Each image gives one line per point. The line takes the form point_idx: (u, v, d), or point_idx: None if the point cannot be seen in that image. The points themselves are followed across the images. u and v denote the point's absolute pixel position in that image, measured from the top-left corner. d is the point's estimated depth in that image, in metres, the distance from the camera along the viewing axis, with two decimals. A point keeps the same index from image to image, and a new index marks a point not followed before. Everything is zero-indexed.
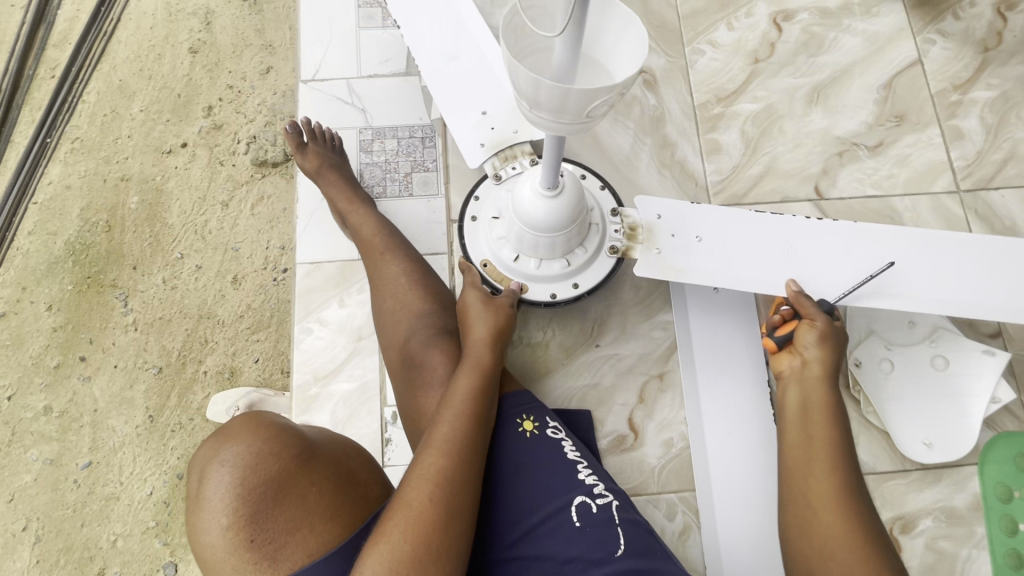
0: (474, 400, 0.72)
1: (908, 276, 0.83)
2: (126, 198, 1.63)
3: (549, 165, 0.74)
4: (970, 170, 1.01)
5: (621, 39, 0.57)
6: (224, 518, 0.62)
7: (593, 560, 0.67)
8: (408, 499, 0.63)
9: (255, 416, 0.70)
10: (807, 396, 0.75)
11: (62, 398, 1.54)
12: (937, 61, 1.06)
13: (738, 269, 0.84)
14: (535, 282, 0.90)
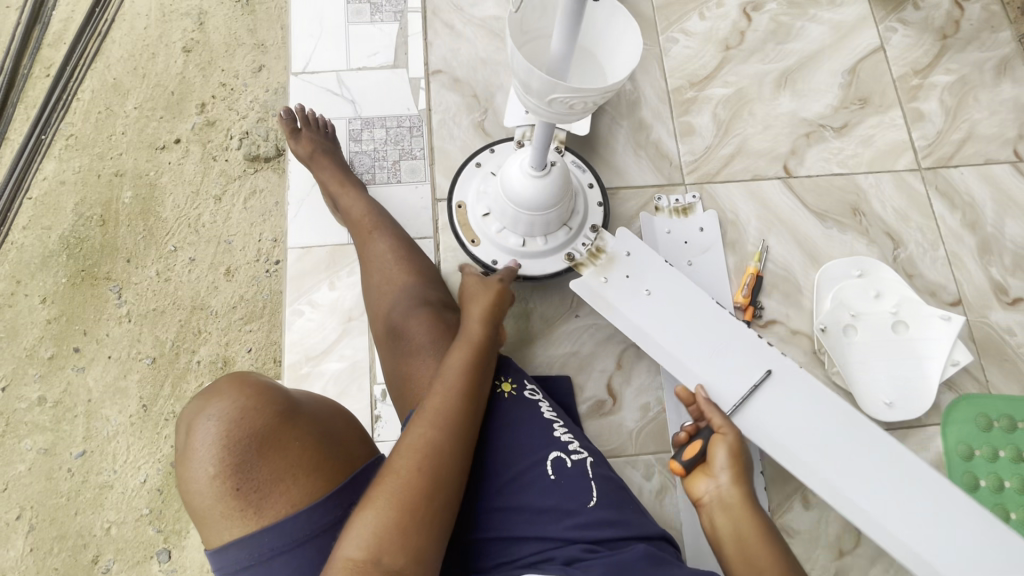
0: (467, 376, 0.73)
1: (793, 421, 0.85)
2: (120, 193, 1.66)
3: (539, 146, 0.78)
4: (931, 149, 1.06)
5: (625, 58, 0.62)
6: (212, 467, 0.65)
7: (567, 509, 0.70)
8: (396, 468, 0.65)
9: (242, 374, 0.72)
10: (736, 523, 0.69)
11: (56, 388, 1.56)
12: (899, 48, 1.12)
13: (656, 337, 0.89)
14: (488, 242, 0.94)
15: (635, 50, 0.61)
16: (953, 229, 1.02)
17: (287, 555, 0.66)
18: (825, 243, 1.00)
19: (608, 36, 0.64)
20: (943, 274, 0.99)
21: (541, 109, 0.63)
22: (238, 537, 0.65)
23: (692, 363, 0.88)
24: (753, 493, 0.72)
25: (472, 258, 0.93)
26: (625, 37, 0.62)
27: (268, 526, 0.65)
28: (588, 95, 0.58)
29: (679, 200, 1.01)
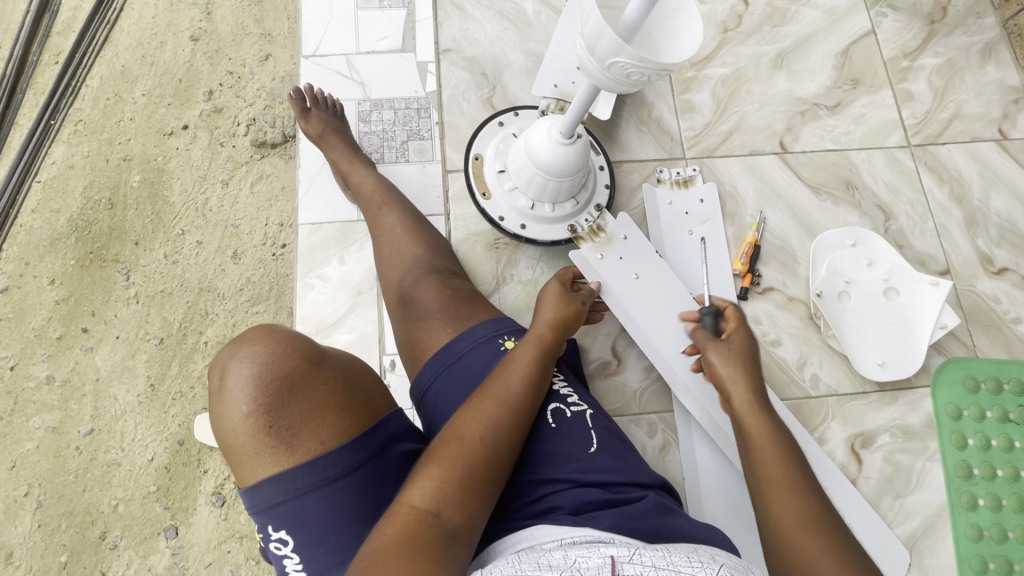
0: (538, 369, 0.72)
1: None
2: (128, 176, 1.64)
3: (573, 115, 0.82)
4: (920, 127, 1.11)
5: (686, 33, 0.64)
6: (246, 406, 0.60)
7: (570, 455, 0.73)
8: (461, 433, 0.65)
9: (270, 323, 0.67)
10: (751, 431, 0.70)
11: (64, 367, 1.53)
12: (889, 32, 1.16)
13: (634, 318, 0.93)
14: (498, 197, 0.97)
15: (700, 32, 0.63)
16: (941, 203, 1.07)
17: (321, 492, 0.60)
18: (819, 215, 1.04)
19: (678, 8, 0.65)
20: (931, 245, 1.04)
21: (599, 72, 0.67)
22: (271, 475, 0.59)
23: (662, 346, 0.93)
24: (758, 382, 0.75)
25: (481, 209, 0.97)
26: (690, 17, 0.64)
27: (302, 463, 0.60)
28: (647, 68, 0.62)
29: (680, 172, 1.05)
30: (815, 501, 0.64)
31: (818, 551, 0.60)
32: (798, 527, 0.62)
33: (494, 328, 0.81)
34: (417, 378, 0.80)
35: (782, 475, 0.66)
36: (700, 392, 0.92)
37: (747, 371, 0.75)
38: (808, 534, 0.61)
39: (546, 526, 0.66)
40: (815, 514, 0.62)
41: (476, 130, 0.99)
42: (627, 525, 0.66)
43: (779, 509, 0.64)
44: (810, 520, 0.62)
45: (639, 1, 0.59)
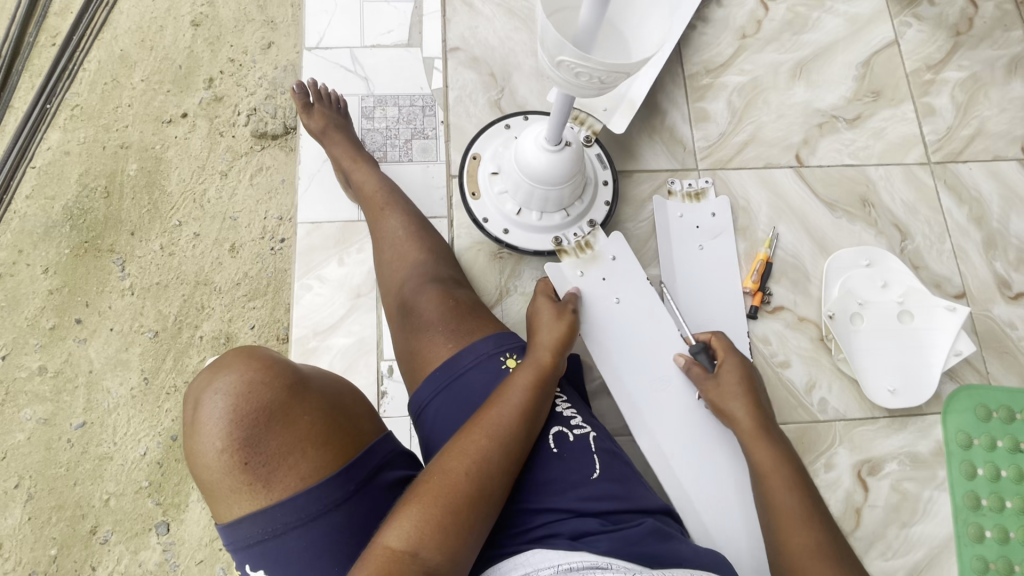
0: (529, 398, 0.70)
1: (699, 458, 0.86)
2: (125, 164, 1.60)
3: (554, 122, 0.80)
4: (941, 143, 1.07)
5: (647, 47, 0.61)
6: (219, 441, 0.58)
7: (571, 482, 0.71)
8: (444, 469, 0.63)
9: (250, 346, 0.64)
10: (754, 456, 0.74)
11: (57, 358, 1.50)
12: (913, 42, 1.12)
13: (604, 342, 0.89)
14: (486, 197, 0.96)
15: (658, 44, 0.60)
16: (959, 223, 1.03)
17: (300, 531, 0.58)
18: (834, 233, 1.01)
19: (642, 22, 0.62)
20: (948, 267, 1.01)
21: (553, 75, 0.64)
22: (248, 513, 0.57)
23: (627, 377, 0.89)
24: (762, 409, 0.78)
25: (467, 208, 0.96)
26: (652, 30, 0.61)
27: (280, 500, 0.57)
28: (593, 69, 0.59)
29: (692, 184, 1.01)
30: (820, 526, 0.66)
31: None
32: (800, 552, 0.64)
33: (496, 345, 0.78)
34: (416, 394, 0.77)
35: (789, 500, 0.68)
36: (659, 431, 0.87)
37: (748, 397, 0.78)
38: (812, 557, 0.63)
39: (542, 551, 0.64)
40: (818, 539, 0.64)
41: (477, 128, 0.97)
42: (625, 550, 0.64)
43: (784, 534, 0.66)
44: (815, 544, 0.64)
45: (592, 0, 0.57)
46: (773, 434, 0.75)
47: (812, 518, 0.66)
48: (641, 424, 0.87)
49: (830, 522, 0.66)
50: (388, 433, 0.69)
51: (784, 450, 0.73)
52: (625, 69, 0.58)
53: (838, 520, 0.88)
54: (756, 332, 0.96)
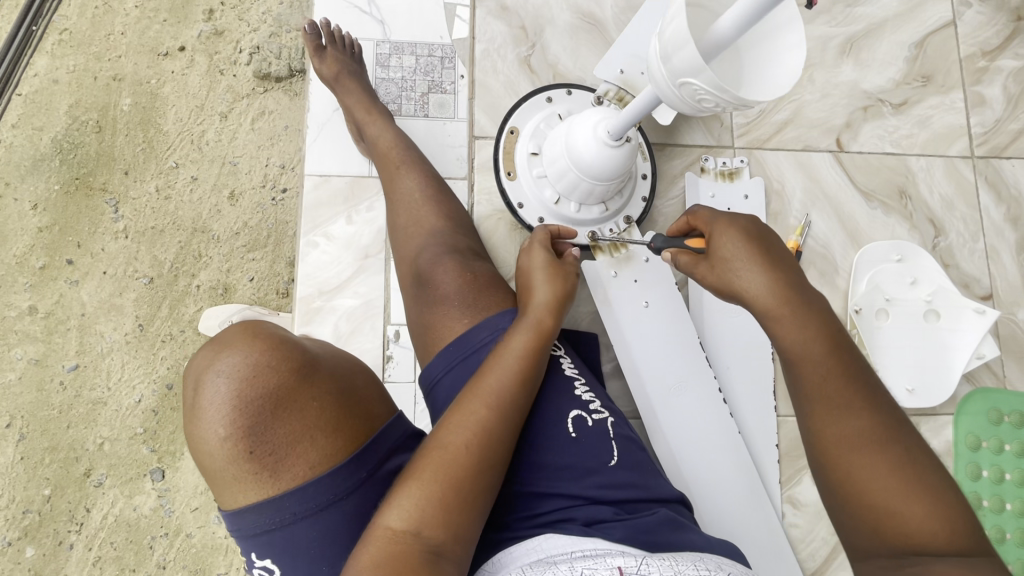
0: (529, 363, 0.67)
1: (714, 468, 0.84)
2: (118, 98, 1.50)
3: (624, 122, 0.71)
4: (986, 137, 1.02)
5: (784, 59, 0.51)
6: (223, 428, 0.54)
7: (588, 468, 0.68)
8: (444, 443, 0.60)
9: (251, 322, 0.60)
10: (782, 336, 0.59)
11: (48, 299, 1.45)
12: (971, 25, 1.05)
13: (629, 347, 0.86)
14: (522, 178, 0.89)
15: (798, 68, 0.50)
16: (995, 222, 1.00)
17: (309, 521, 0.56)
18: (867, 224, 0.98)
19: (783, 25, 0.51)
20: (978, 268, 0.98)
21: (663, 88, 0.54)
22: (253, 503, 0.55)
23: (646, 371, 0.85)
24: (778, 274, 0.60)
25: (502, 189, 0.88)
26: (792, 42, 0.50)
27: (288, 491, 0.55)
28: (725, 101, 0.49)
29: (726, 163, 0.96)
30: (875, 407, 0.56)
31: (889, 466, 0.54)
32: (863, 444, 0.55)
33: (512, 321, 0.75)
34: (427, 368, 0.75)
35: (831, 390, 0.57)
36: (677, 441, 0.84)
37: (762, 262, 0.60)
38: (873, 447, 0.55)
39: (554, 535, 0.63)
40: (878, 423, 0.56)
41: (519, 98, 0.89)
42: (637, 538, 0.62)
43: (839, 423, 0.56)
44: (874, 430, 0.55)
45: (738, 14, 0.46)
46: (800, 299, 0.59)
47: (865, 398, 0.57)
48: (659, 433, 0.84)
49: (877, 399, 0.57)
50: (396, 416, 0.66)
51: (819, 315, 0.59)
52: (757, 102, 0.49)
53: None
54: None
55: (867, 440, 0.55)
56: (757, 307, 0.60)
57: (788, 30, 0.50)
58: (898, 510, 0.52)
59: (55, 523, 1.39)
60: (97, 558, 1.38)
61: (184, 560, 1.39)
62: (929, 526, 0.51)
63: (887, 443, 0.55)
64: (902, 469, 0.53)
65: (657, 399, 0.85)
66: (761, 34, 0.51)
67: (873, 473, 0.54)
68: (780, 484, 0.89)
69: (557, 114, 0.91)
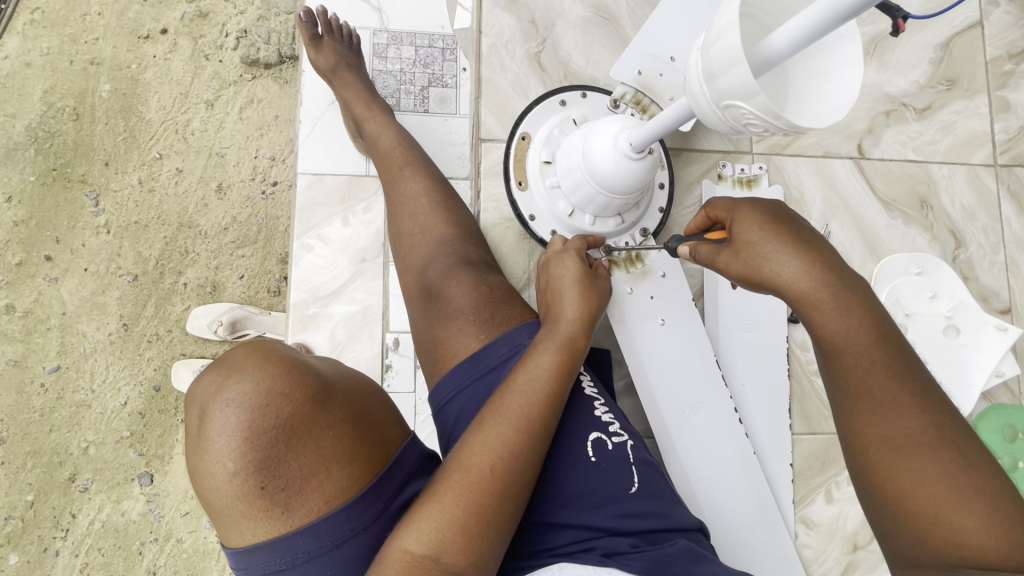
0: (557, 382, 0.63)
1: (729, 490, 0.81)
2: (97, 84, 1.41)
3: (647, 135, 0.66)
4: (1010, 144, 0.99)
5: (839, 78, 0.46)
6: (231, 463, 0.49)
7: (608, 495, 0.64)
8: (468, 464, 0.56)
9: (260, 344, 0.55)
10: (821, 326, 0.54)
11: (26, 297, 1.37)
12: (998, 25, 1.01)
13: (644, 365, 0.82)
14: (534, 187, 0.86)
15: (857, 88, 0.45)
16: (1016, 234, 0.97)
17: (321, 560, 0.51)
18: (887, 235, 0.94)
19: (838, 39, 0.46)
20: (997, 281, 0.95)
21: (704, 108, 0.49)
22: (262, 542, 0.50)
23: (662, 388, 0.82)
24: (812, 256, 0.54)
25: (513, 201, 0.86)
26: (849, 59, 0.46)
27: (301, 529, 0.50)
28: (775, 128, 0.45)
29: (744, 169, 0.92)
30: (924, 405, 0.52)
31: (936, 471, 0.49)
32: (908, 445, 0.51)
33: (531, 336, 0.71)
34: (439, 386, 0.70)
35: (875, 385, 0.53)
36: (692, 463, 0.81)
37: (794, 245, 0.54)
38: (919, 449, 0.50)
39: (569, 566, 0.60)
40: (925, 423, 0.51)
41: (532, 102, 0.85)
42: (658, 570, 0.59)
43: (881, 423, 0.52)
44: (921, 431, 0.51)
45: (795, 31, 0.41)
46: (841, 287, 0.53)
47: (912, 395, 0.52)
48: (674, 456, 0.81)
49: (927, 394, 0.52)
50: (411, 438, 0.61)
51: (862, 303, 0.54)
52: (812, 126, 0.45)
53: (854, 532, 0.88)
54: (794, 336, 0.92)
55: (913, 442, 0.51)
56: (791, 298, 0.55)
57: (844, 46, 0.46)
58: (948, 518, 0.48)
59: (39, 529, 1.34)
60: (84, 565, 1.34)
61: (174, 566, 1.35)
62: (984, 537, 0.47)
63: (937, 443, 0.50)
64: (952, 474, 0.49)
65: (674, 418, 0.82)
66: (813, 50, 0.47)
67: (924, 478, 0.50)
68: (794, 504, 0.87)
69: (572, 118, 0.87)
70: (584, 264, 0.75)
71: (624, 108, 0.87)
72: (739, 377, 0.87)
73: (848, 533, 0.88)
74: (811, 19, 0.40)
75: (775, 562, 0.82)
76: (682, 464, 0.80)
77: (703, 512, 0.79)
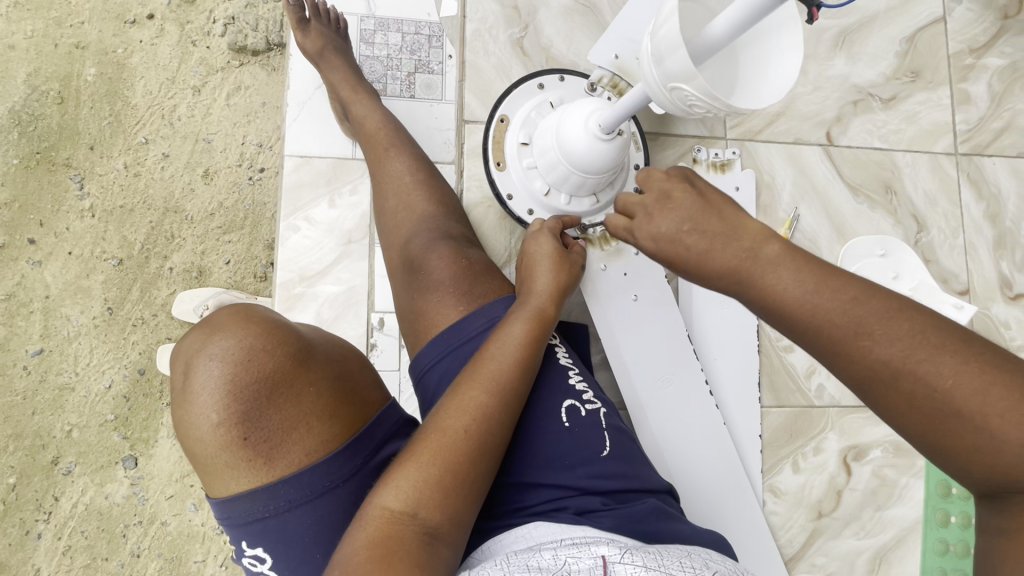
0: (529, 350, 0.66)
1: (700, 459, 0.85)
2: (82, 68, 1.41)
3: (615, 115, 0.69)
4: (970, 135, 1.04)
5: (778, 64, 0.50)
6: (215, 415, 0.51)
7: (580, 458, 0.67)
8: (444, 427, 0.59)
9: (244, 306, 0.58)
10: (767, 287, 0.51)
11: (9, 280, 1.37)
12: (960, 21, 1.06)
13: (617, 341, 0.85)
14: (511, 169, 0.88)
15: (792, 75, 0.49)
16: (975, 219, 1.02)
17: (304, 510, 0.54)
18: (853, 218, 0.99)
19: (779, 25, 0.50)
20: (957, 264, 1.00)
21: (654, 91, 0.52)
22: (246, 492, 0.52)
23: (634, 361, 0.85)
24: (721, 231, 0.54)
25: (492, 181, 0.89)
26: (789, 45, 0.50)
27: (283, 479, 0.52)
28: (717, 110, 0.48)
29: (718, 154, 0.96)
30: (873, 333, 0.46)
31: (918, 398, 0.45)
32: (877, 384, 0.46)
33: (507, 308, 0.73)
34: (418, 356, 0.73)
35: (840, 328, 0.47)
36: (664, 434, 0.84)
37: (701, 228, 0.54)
38: (901, 379, 0.45)
39: (543, 524, 0.63)
40: (888, 349, 0.46)
41: (510, 86, 0.88)
42: (627, 527, 0.62)
43: (842, 368, 0.48)
44: (883, 364, 0.46)
45: (734, 19, 0.44)
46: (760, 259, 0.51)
47: (856, 330, 0.47)
48: (647, 428, 0.84)
49: (890, 313, 0.46)
50: (391, 402, 0.63)
51: (781, 258, 0.51)
52: (751, 108, 0.48)
53: (819, 500, 0.92)
54: None
55: (881, 378, 0.46)
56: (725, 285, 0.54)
57: (784, 34, 0.50)
58: (950, 442, 0.44)
59: (21, 512, 1.34)
60: (67, 547, 1.34)
61: (159, 549, 1.35)
62: (996, 443, 0.42)
63: (926, 364, 0.44)
64: (936, 392, 0.44)
65: (645, 389, 0.85)
66: (755, 38, 0.50)
67: (923, 410, 0.45)
68: (762, 473, 0.91)
69: (549, 101, 0.90)
70: (558, 242, 0.78)
71: (601, 92, 0.89)
72: (709, 350, 0.91)
73: (814, 501, 0.92)
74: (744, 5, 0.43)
75: (741, 528, 0.86)
76: (653, 432, 0.84)
77: (674, 478, 0.82)
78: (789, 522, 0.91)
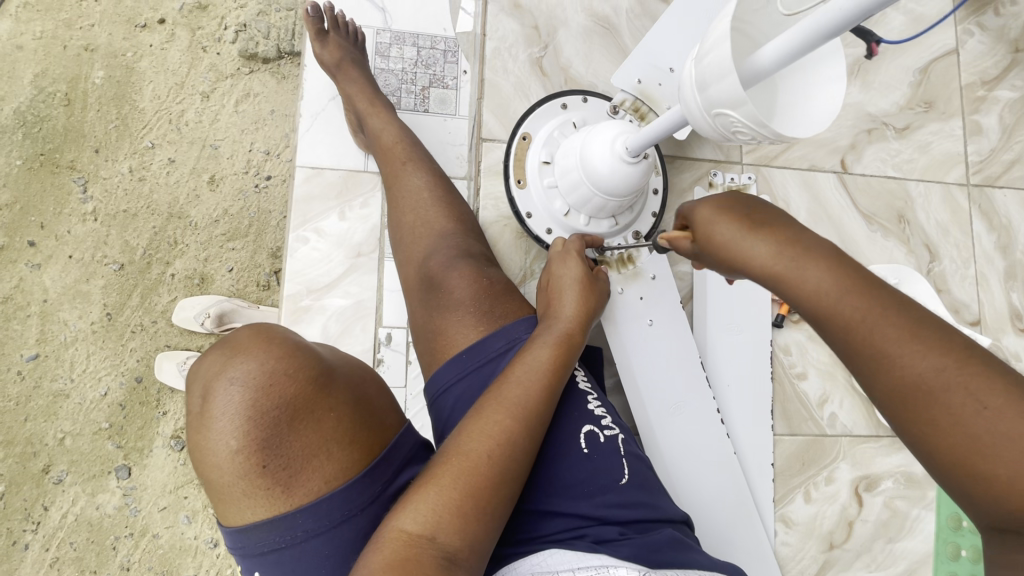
0: (551, 375, 0.65)
1: (712, 485, 0.84)
2: (90, 71, 1.40)
3: (644, 138, 0.69)
4: (982, 166, 1.04)
5: (823, 94, 0.50)
6: (234, 440, 0.50)
7: (598, 486, 0.66)
8: (465, 450, 0.57)
9: (264, 326, 0.56)
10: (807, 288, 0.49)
11: (6, 283, 1.35)
12: (972, 54, 1.07)
13: (632, 364, 0.84)
14: (531, 186, 0.88)
15: (839, 102, 0.49)
16: (985, 250, 1.02)
17: (322, 538, 0.52)
18: (867, 246, 0.99)
19: (824, 56, 0.50)
20: (968, 294, 1.00)
21: (695, 115, 0.52)
22: (261, 520, 0.51)
23: (648, 385, 0.84)
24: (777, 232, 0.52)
25: (511, 197, 0.88)
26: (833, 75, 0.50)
27: (302, 508, 0.51)
28: (761, 138, 0.48)
29: (735, 178, 0.97)
30: (920, 346, 0.45)
31: (961, 417, 0.43)
32: (917, 400, 0.44)
33: (528, 331, 0.73)
34: (435, 378, 0.71)
35: (880, 333, 0.46)
36: (676, 459, 0.83)
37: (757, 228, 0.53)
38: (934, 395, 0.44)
39: (559, 552, 0.61)
40: (931, 364, 0.44)
41: (534, 103, 0.88)
42: (645, 556, 0.60)
43: (877, 381, 0.47)
44: (923, 381, 0.44)
45: (782, 49, 0.44)
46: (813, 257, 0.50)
47: (901, 341, 0.45)
48: (659, 453, 0.83)
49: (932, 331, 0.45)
50: (409, 424, 0.61)
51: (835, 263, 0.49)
52: (795, 137, 0.48)
53: (830, 532, 0.91)
54: (778, 341, 0.95)
55: (919, 396, 0.44)
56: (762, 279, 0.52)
57: (828, 62, 0.50)
58: (987, 470, 0.42)
59: (9, 521, 1.30)
60: (55, 559, 1.30)
61: (149, 562, 1.32)
62: None
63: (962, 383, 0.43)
64: (979, 412, 0.42)
65: (659, 413, 0.84)
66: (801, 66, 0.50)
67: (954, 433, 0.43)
68: (774, 503, 0.90)
69: (572, 121, 0.90)
70: (581, 266, 0.77)
71: (623, 115, 0.90)
72: (722, 376, 0.90)
73: (825, 532, 0.91)
74: (797, 36, 0.43)
75: (753, 554, 0.84)
76: (666, 456, 0.83)
77: (686, 506, 0.81)
78: (800, 552, 0.89)
